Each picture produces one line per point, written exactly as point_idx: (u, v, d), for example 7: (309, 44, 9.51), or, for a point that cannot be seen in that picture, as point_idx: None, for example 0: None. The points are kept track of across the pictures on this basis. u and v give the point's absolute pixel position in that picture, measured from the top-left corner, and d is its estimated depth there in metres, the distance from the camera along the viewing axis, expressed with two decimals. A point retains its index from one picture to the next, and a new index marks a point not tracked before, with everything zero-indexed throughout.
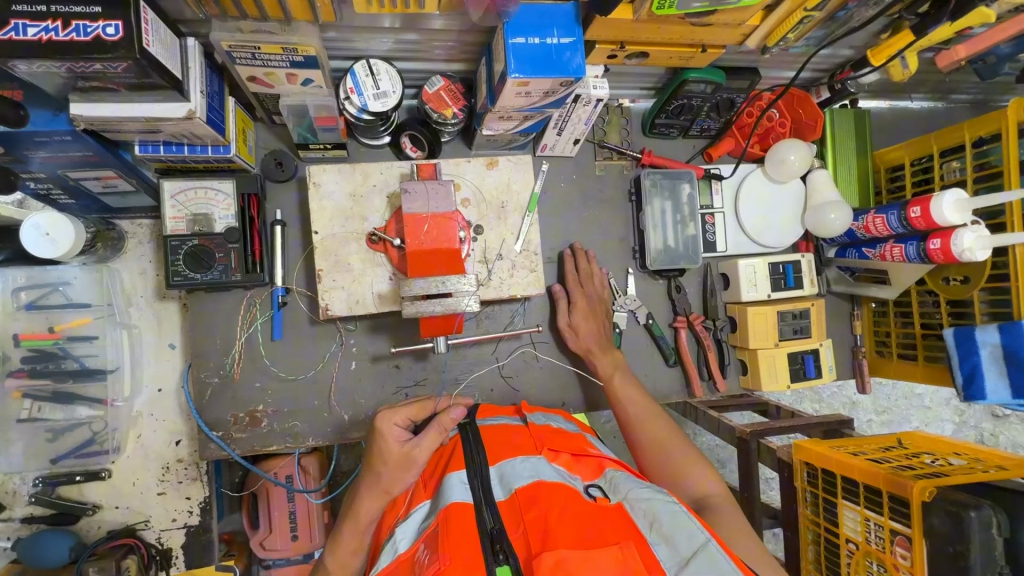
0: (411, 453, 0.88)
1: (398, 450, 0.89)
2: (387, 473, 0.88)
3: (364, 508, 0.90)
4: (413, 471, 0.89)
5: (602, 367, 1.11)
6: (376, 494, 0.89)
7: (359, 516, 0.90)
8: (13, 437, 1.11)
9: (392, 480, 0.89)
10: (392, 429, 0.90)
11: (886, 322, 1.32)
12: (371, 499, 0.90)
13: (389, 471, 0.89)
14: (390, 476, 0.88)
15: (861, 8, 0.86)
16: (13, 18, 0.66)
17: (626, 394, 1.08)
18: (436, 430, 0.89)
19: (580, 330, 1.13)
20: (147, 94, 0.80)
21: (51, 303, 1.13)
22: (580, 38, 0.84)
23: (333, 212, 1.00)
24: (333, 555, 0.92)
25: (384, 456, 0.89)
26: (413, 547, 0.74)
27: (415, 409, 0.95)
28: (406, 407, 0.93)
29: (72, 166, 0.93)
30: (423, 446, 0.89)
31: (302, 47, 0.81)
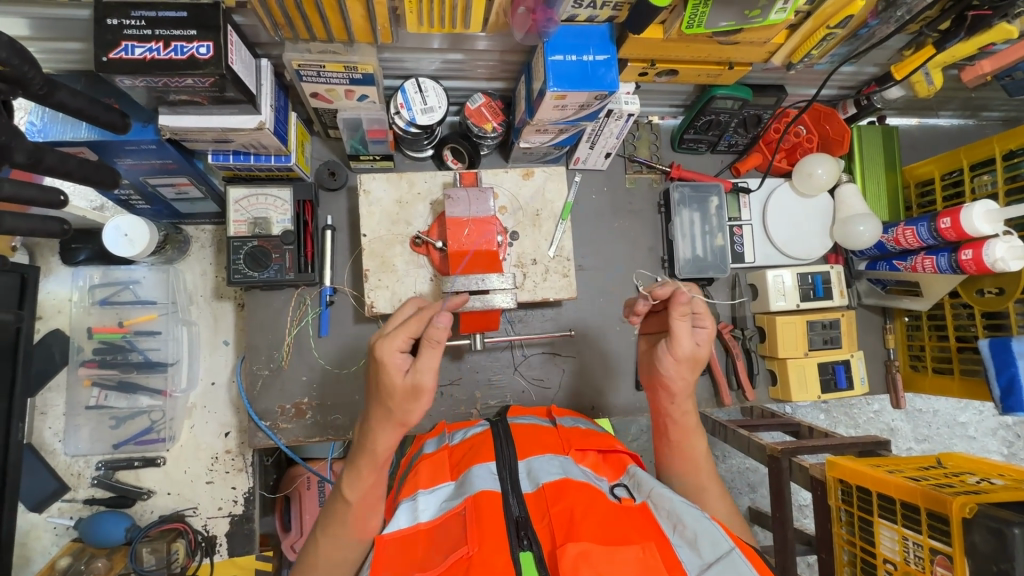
0: (417, 382, 0.75)
1: (404, 381, 0.76)
2: (397, 406, 0.77)
3: (382, 462, 0.81)
4: (423, 399, 0.76)
5: (687, 410, 0.94)
6: (386, 438, 0.80)
7: (376, 452, 0.80)
8: (81, 421, 1.23)
9: (403, 412, 0.77)
10: (388, 358, 0.76)
11: (920, 336, 1.31)
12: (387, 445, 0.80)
13: (398, 405, 0.77)
14: (400, 407, 0.77)
15: (883, 25, 0.90)
16: (123, 40, 0.76)
17: (698, 438, 0.94)
18: (429, 353, 0.75)
19: (686, 367, 0.92)
20: (226, 107, 0.90)
21: (121, 299, 1.24)
22: (613, 55, 0.91)
23: (380, 216, 1.08)
24: (352, 487, 0.82)
25: (391, 390, 0.76)
26: (438, 521, 0.79)
27: (416, 325, 0.78)
28: (401, 328, 0.77)
29: (152, 173, 1.04)
30: (424, 372, 0.75)
31: (362, 66, 0.91)
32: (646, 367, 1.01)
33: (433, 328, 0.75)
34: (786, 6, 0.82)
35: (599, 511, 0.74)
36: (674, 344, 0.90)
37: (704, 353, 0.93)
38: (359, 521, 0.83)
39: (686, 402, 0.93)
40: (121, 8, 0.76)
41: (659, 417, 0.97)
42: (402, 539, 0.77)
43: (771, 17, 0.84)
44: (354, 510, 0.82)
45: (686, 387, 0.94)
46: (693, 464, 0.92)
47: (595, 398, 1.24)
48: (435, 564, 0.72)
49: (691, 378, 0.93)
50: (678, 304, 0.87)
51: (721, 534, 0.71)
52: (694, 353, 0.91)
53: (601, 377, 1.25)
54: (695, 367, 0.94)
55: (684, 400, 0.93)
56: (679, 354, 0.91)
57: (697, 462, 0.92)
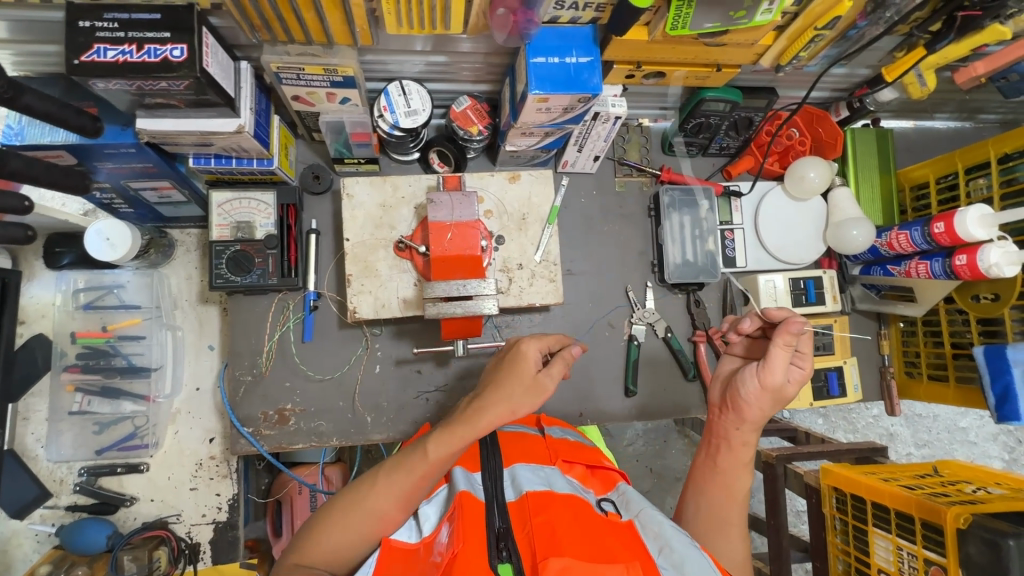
0: (544, 381, 0.81)
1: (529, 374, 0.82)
2: (514, 395, 0.80)
3: (439, 458, 0.80)
4: (540, 396, 0.81)
5: (749, 443, 0.88)
6: (458, 436, 0.79)
7: (479, 420, 0.79)
8: (63, 427, 1.22)
9: (519, 402, 0.80)
10: (526, 352, 0.84)
11: (915, 342, 1.29)
12: (454, 445, 0.80)
13: (520, 393, 0.80)
14: (517, 397, 0.80)
15: (872, 26, 0.89)
16: (95, 42, 0.75)
17: (742, 473, 0.88)
18: (559, 362, 0.84)
19: (769, 400, 0.87)
20: (204, 110, 0.89)
21: (105, 303, 1.24)
22: (598, 58, 0.89)
23: (363, 220, 1.06)
24: (436, 441, 0.81)
25: (518, 376, 0.81)
26: (436, 529, 0.77)
27: (551, 342, 0.89)
28: (542, 337, 0.87)
29: (133, 177, 1.03)
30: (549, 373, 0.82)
31: (342, 69, 0.89)
32: (721, 387, 0.95)
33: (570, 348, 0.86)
34: (771, 7, 0.80)
35: (583, 525, 0.72)
36: (767, 371, 0.85)
37: (789, 390, 0.87)
38: (423, 477, 0.81)
39: (751, 436, 0.88)
40: (92, 10, 0.75)
41: (714, 436, 0.92)
42: (403, 552, 0.74)
43: (757, 18, 0.82)
44: (425, 464, 0.81)
45: (758, 419, 0.88)
46: (725, 496, 0.87)
47: (583, 405, 1.22)
48: (424, 571, 0.69)
49: (768, 413, 0.88)
50: (788, 332, 0.81)
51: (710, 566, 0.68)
52: (781, 388, 0.86)
53: (589, 383, 1.24)
54: (775, 403, 0.88)
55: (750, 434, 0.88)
56: (767, 382, 0.85)
57: (734, 493, 0.88)
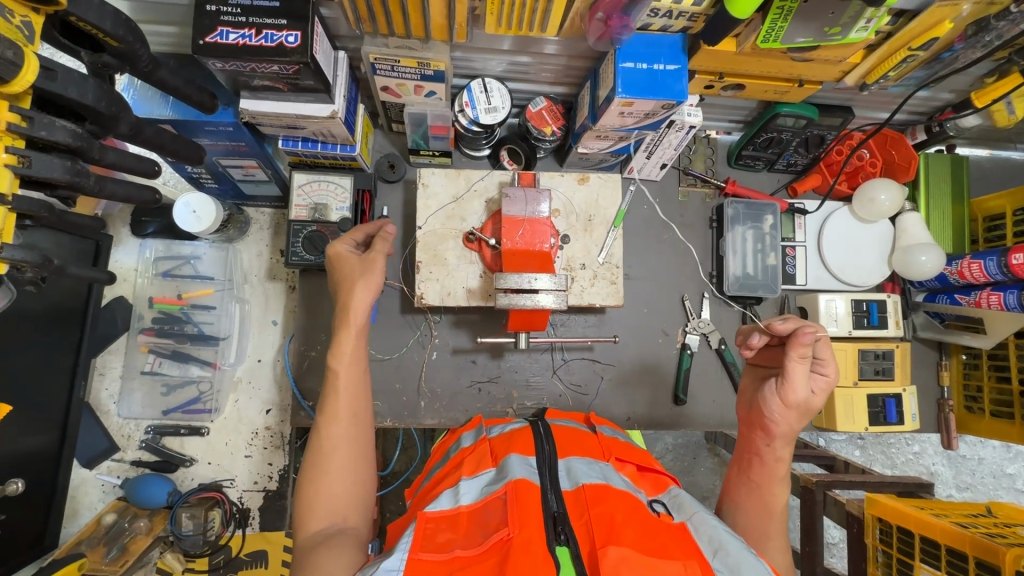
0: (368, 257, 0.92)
1: (355, 260, 0.93)
2: (355, 277, 0.90)
3: (349, 369, 0.86)
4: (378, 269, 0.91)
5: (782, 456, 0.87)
6: (344, 330, 0.87)
7: (353, 308, 0.88)
8: (135, 386, 1.29)
9: (366, 281, 0.90)
10: (344, 250, 0.94)
11: (978, 376, 1.26)
12: (352, 340, 0.87)
13: (357, 274, 0.91)
14: (358, 278, 0.90)
15: (968, 50, 0.87)
16: (219, 25, 0.81)
17: (782, 484, 0.87)
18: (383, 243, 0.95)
19: (796, 414, 0.85)
20: (304, 95, 0.94)
21: (182, 273, 1.31)
22: (684, 65, 0.91)
23: (435, 209, 1.10)
24: (335, 360, 0.86)
25: (347, 269, 0.92)
26: (477, 503, 0.78)
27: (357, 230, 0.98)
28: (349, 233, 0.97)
29: (225, 154, 1.09)
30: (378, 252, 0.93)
31: (435, 63, 0.93)
32: (746, 404, 0.93)
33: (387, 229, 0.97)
34: (868, 25, 0.81)
35: (640, 521, 0.73)
36: (789, 386, 0.83)
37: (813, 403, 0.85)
38: (352, 396, 0.85)
39: (784, 451, 0.86)
40: None
41: (744, 452, 0.91)
42: (442, 519, 0.77)
43: (851, 35, 0.83)
44: (342, 381, 0.85)
45: (788, 435, 0.86)
46: (761, 509, 0.86)
47: (631, 409, 1.23)
48: (473, 544, 0.71)
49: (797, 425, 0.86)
50: (800, 343, 0.80)
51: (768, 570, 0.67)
52: (805, 401, 0.84)
53: (638, 389, 1.24)
54: (804, 417, 0.86)
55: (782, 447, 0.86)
56: (789, 399, 0.84)
57: (772, 509, 0.86)
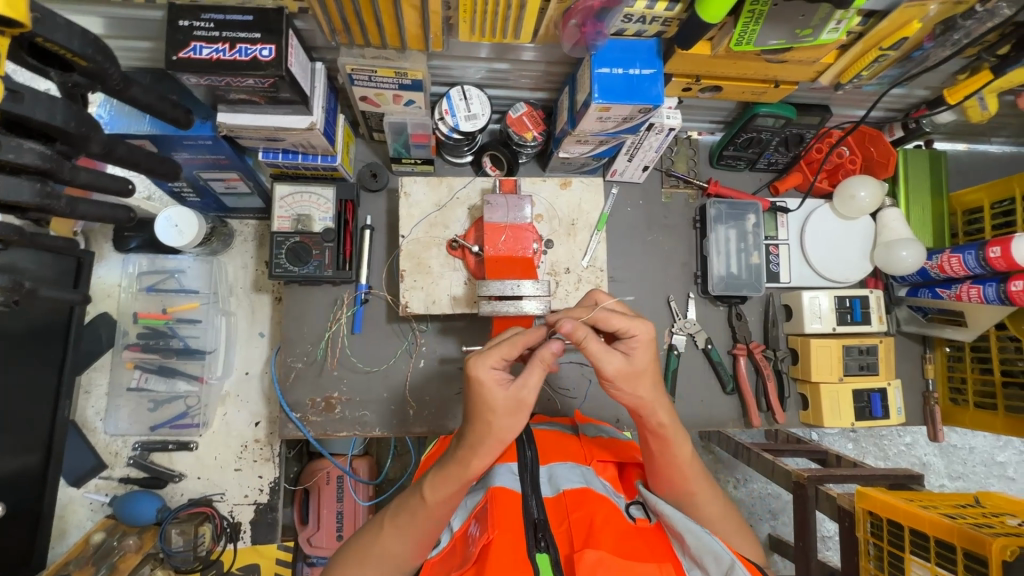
0: (521, 398, 0.70)
1: (505, 398, 0.70)
2: (497, 423, 0.71)
3: (440, 504, 0.76)
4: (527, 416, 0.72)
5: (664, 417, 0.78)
6: (452, 479, 0.74)
7: (471, 463, 0.72)
8: (121, 402, 1.28)
9: (504, 428, 0.71)
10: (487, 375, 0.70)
11: (962, 368, 1.27)
12: (452, 487, 0.75)
13: (501, 419, 0.71)
14: (501, 427, 0.71)
15: (938, 49, 0.88)
16: (192, 40, 0.80)
17: (680, 436, 0.80)
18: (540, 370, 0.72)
19: (638, 382, 0.74)
20: (281, 108, 0.94)
21: (166, 287, 1.30)
22: (660, 70, 0.92)
23: (418, 218, 1.10)
24: (431, 485, 0.76)
25: (491, 406, 0.70)
26: (466, 524, 0.80)
27: (509, 347, 0.72)
28: (504, 345, 0.71)
29: (206, 168, 1.08)
30: (530, 386, 0.71)
31: (412, 72, 0.93)
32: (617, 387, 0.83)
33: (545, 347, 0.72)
34: (839, 26, 0.82)
35: (618, 524, 0.74)
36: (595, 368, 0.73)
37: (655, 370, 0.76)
38: (427, 519, 0.77)
39: (662, 413, 0.77)
40: (192, 11, 0.81)
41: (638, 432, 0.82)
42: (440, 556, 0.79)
43: (823, 37, 0.84)
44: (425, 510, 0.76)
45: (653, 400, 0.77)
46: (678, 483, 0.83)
47: (620, 411, 1.23)
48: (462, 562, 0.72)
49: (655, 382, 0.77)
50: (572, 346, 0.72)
51: (721, 547, 0.69)
52: (630, 364, 0.74)
53: None
54: (648, 379, 0.76)
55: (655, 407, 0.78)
56: (610, 376, 0.74)
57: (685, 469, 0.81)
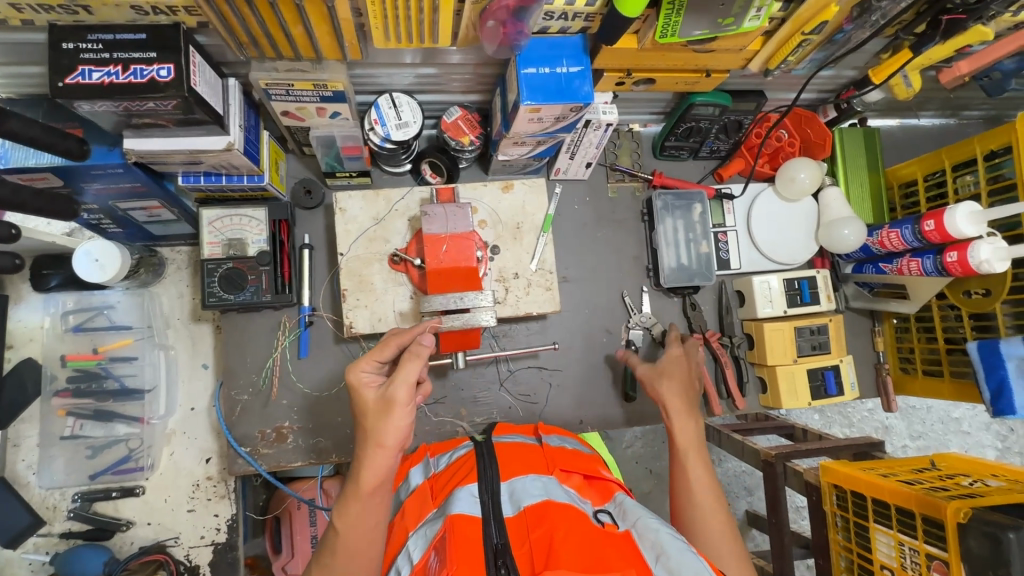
0: (387, 395, 0.78)
1: (376, 396, 0.80)
2: (371, 426, 0.79)
3: (355, 529, 0.78)
4: (398, 417, 0.78)
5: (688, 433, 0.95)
6: (352, 497, 0.78)
7: (363, 475, 0.78)
8: (55, 452, 1.19)
9: (378, 429, 0.78)
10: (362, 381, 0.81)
11: (909, 338, 1.30)
12: (357, 506, 0.78)
13: (372, 422, 0.79)
14: (374, 427, 0.78)
15: (858, 30, 0.89)
16: (79, 64, 0.74)
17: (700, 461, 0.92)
18: (408, 366, 0.78)
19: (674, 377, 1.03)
20: (192, 129, 0.88)
21: (95, 325, 1.22)
22: (588, 66, 0.89)
23: (356, 233, 1.06)
24: (339, 514, 0.79)
25: (366, 408, 0.80)
26: (426, 555, 0.74)
27: (382, 349, 0.84)
28: (371, 352, 0.83)
29: (121, 198, 1.01)
30: (394, 383, 0.78)
31: (332, 83, 0.88)
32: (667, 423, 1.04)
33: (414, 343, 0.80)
34: (760, 13, 0.81)
35: (582, 534, 0.71)
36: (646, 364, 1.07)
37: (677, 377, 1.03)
38: (348, 553, 0.77)
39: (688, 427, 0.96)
40: (76, 32, 0.74)
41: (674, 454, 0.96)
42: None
43: (745, 25, 0.83)
44: (342, 540, 0.77)
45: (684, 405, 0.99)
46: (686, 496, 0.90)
47: (583, 411, 1.22)
48: None
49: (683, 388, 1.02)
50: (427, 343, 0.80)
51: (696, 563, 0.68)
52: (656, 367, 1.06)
53: (588, 390, 1.23)
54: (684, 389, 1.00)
55: (684, 416, 0.97)
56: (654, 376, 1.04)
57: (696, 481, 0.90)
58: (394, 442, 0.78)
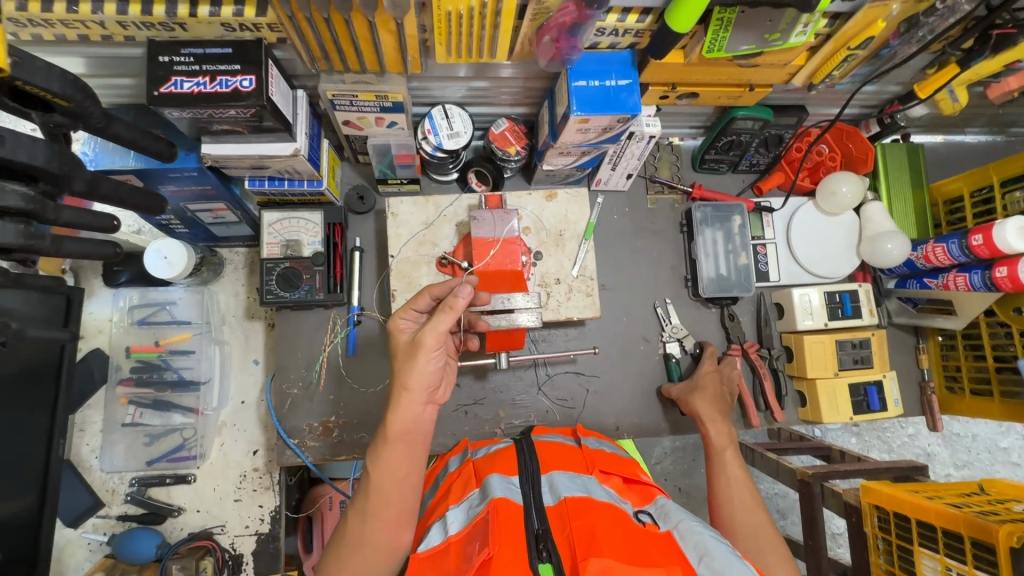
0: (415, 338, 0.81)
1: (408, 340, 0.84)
2: (400, 368, 0.83)
3: (387, 474, 0.80)
4: (422, 360, 0.81)
5: (723, 440, 1.03)
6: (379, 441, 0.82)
7: (391, 421, 0.81)
8: (117, 438, 1.27)
9: (405, 372, 0.82)
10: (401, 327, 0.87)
11: (956, 356, 1.28)
12: (387, 451, 0.81)
13: (402, 364, 0.83)
14: (401, 369, 0.82)
15: (904, 46, 0.91)
16: (173, 76, 0.82)
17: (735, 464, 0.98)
18: (439, 317, 0.80)
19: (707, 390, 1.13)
20: (264, 136, 0.95)
21: (158, 319, 1.29)
22: (635, 80, 0.93)
23: (406, 236, 1.11)
24: (371, 459, 0.82)
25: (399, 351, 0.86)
26: (464, 530, 0.77)
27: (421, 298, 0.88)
28: (413, 299, 0.88)
29: (192, 200, 1.09)
30: (424, 328, 0.81)
31: (392, 95, 0.94)
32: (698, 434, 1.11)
33: (451, 295, 0.80)
34: (806, 29, 0.83)
35: (623, 531, 0.72)
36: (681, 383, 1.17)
37: (710, 386, 1.13)
38: (380, 498, 0.80)
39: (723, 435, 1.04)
40: (172, 47, 0.82)
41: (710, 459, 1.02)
42: (431, 556, 0.75)
43: (791, 40, 0.85)
44: (375, 484, 0.80)
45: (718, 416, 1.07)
46: (725, 497, 0.93)
47: (619, 418, 1.23)
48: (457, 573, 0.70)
49: (716, 399, 1.11)
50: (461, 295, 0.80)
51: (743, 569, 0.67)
52: (690, 380, 1.17)
53: (624, 397, 1.24)
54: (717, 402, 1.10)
55: (719, 424, 1.05)
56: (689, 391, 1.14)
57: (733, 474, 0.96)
58: (418, 385, 0.81)
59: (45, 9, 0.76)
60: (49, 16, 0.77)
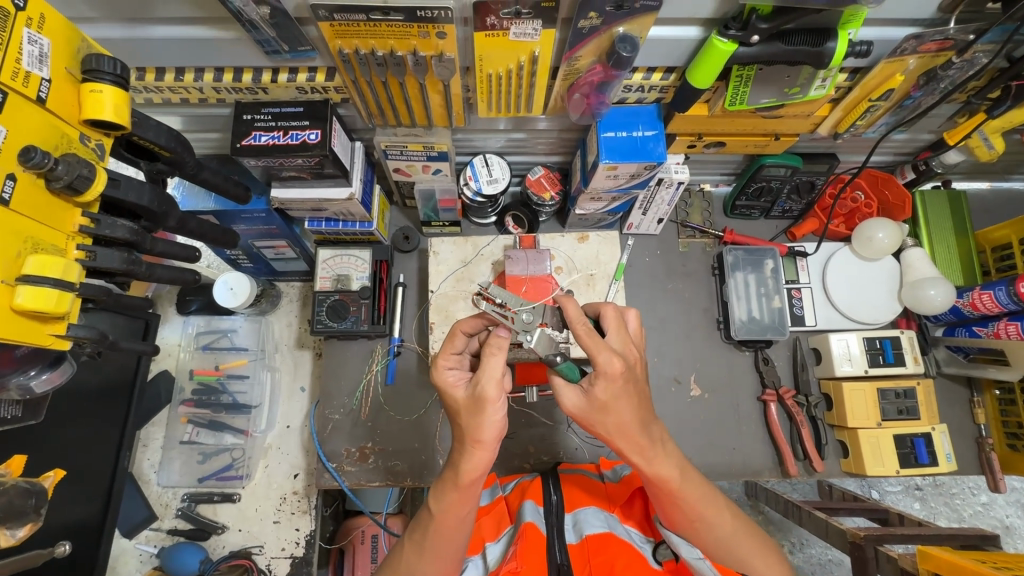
0: (476, 392, 0.72)
1: (466, 395, 0.75)
2: (466, 423, 0.74)
3: (449, 515, 0.78)
4: (489, 413, 0.72)
5: (663, 469, 0.74)
6: (450, 486, 0.77)
7: (460, 471, 0.75)
8: (174, 455, 1.38)
9: (472, 427, 0.73)
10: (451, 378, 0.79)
11: (1016, 411, 1.20)
12: (454, 495, 0.77)
13: (465, 417, 0.75)
14: (469, 425, 0.74)
15: (926, 96, 0.94)
16: (253, 130, 0.95)
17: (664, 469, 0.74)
18: (490, 361, 0.72)
19: (604, 403, 0.70)
20: (324, 181, 1.06)
21: (219, 345, 1.43)
22: (661, 131, 1.00)
23: (445, 273, 1.19)
24: (436, 499, 0.79)
25: (459, 407, 0.77)
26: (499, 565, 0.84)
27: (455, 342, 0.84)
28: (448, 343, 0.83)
29: (259, 237, 1.21)
30: (481, 380, 0.72)
31: (438, 145, 1.05)
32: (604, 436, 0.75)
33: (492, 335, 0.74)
34: (824, 84, 0.87)
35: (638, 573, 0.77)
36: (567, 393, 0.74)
37: (628, 411, 0.71)
38: (439, 536, 0.79)
39: (631, 441, 0.73)
40: (254, 107, 0.96)
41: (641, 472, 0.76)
42: None
43: (811, 93, 0.90)
44: (436, 525, 0.79)
45: (618, 424, 0.72)
46: (690, 520, 0.78)
47: None
48: None
49: (639, 416, 0.72)
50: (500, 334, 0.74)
51: None
52: (591, 402, 0.71)
53: None
54: (611, 408, 0.71)
55: (654, 452, 0.73)
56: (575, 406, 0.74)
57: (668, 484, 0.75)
58: (491, 437, 0.73)
59: (157, 78, 0.91)
60: (160, 84, 0.92)
